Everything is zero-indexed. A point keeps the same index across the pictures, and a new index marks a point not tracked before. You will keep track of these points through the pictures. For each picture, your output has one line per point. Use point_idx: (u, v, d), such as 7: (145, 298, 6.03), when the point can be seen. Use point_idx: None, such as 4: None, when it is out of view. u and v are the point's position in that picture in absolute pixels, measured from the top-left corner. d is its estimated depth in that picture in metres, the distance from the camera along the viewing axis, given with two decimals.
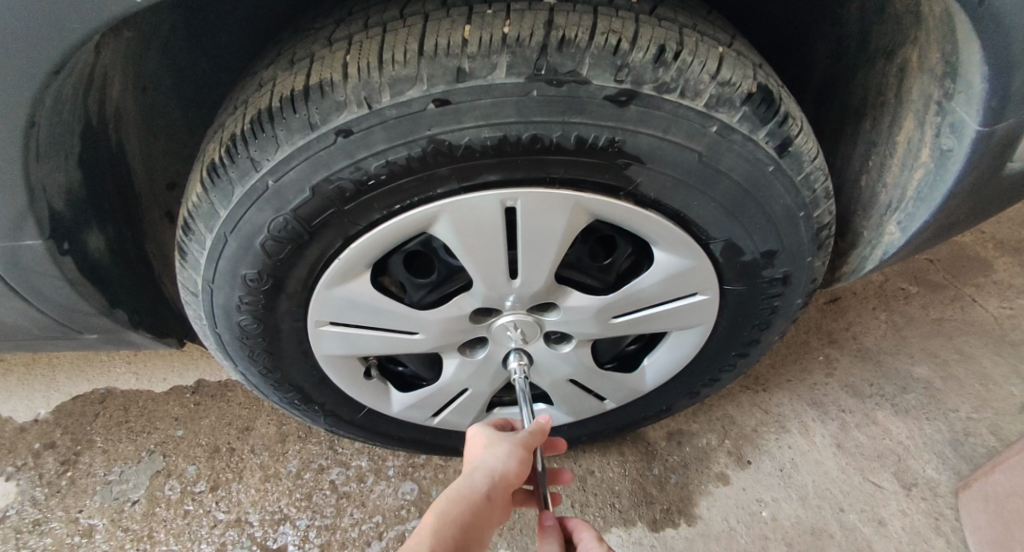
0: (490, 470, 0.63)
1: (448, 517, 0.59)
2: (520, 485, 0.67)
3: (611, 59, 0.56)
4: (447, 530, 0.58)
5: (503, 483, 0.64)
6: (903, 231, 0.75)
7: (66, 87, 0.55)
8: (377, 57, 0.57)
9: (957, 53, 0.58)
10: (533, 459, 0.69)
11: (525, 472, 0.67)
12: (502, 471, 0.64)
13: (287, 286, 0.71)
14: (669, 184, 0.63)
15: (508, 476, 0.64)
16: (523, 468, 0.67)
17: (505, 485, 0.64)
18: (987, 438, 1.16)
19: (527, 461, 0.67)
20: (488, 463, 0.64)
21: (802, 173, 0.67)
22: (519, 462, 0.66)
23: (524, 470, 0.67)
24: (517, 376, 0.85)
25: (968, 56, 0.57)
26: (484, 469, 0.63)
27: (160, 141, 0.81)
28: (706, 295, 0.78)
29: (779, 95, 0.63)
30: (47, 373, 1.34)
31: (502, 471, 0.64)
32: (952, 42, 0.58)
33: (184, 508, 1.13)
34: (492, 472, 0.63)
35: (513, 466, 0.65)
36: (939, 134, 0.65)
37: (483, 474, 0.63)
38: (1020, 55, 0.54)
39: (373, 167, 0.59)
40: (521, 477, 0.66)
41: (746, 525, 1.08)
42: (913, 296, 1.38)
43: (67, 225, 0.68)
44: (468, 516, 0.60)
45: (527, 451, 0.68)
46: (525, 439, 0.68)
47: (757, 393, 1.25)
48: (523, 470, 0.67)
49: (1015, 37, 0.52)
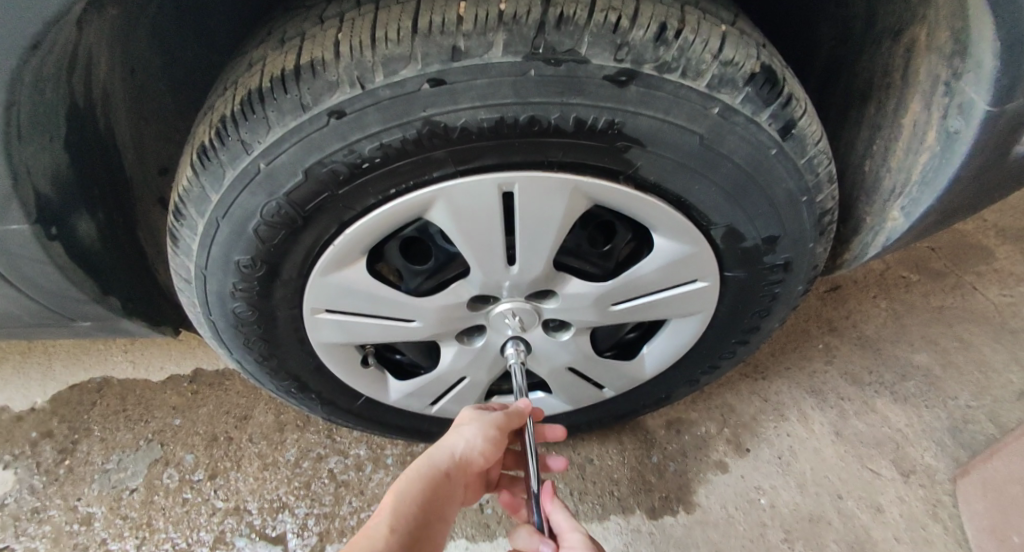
0: (449, 449, 0.66)
1: (406, 494, 0.61)
2: (486, 465, 0.69)
3: (611, 37, 0.54)
4: (406, 506, 0.60)
5: (463, 460, 0.66)
6: (906, 216, 0.74)
7: (47, 65, 0.54)
8: (370, 35, 0.55)
9: (966, 30, 0.57)
10: (503, 440, 0.71)
11: (489, 451, 0.69)
12: (461, 450, 0.67)
13: (282, 273, 0.70)
14: (669, 167, 0.62)
15: (469, 454, 0.67)
16: (489, 447, 0.69)
17: (464, 462, 0.66)
18: (986, 426, 1.16)
19: (494, 440, 0.69)
20: (449, 443, 0.67)
21: (806, 156, 0.66)
22: (485, 443, 0.68)
23: (490, 450, 0.69)
24: (515, 364, 0.84)
25: (977, 34, 0.56)
26: (445, 449, 0.66)
27: (151, 126, 0.79)
28: (706, 282, 0.77)
29: (782, 76, 0.62)
30: (43, 362, 1.33)
31: (461, 450, 0.67)
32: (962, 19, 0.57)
33: (183, 496, 1.12)
34: (452, 450, 0.66)
35: (476, 445, 0.68)
36: (946, 115, 0.64)
37: (443, 452, 0.66)
38: None
39: (367, 150, 0.58)
40: (487, 457, 0.68)
41: (745, 512, 1.08)
42: (913, 284, 1.37)
43: (55, 210, 0.67)
44: (427, 491, 0.62)
45: (497, 432, 0.69)
46: (498, 420, 0.70)
47: (757, 381, 1.25)
48: (490, 449, 0.69)
49: None
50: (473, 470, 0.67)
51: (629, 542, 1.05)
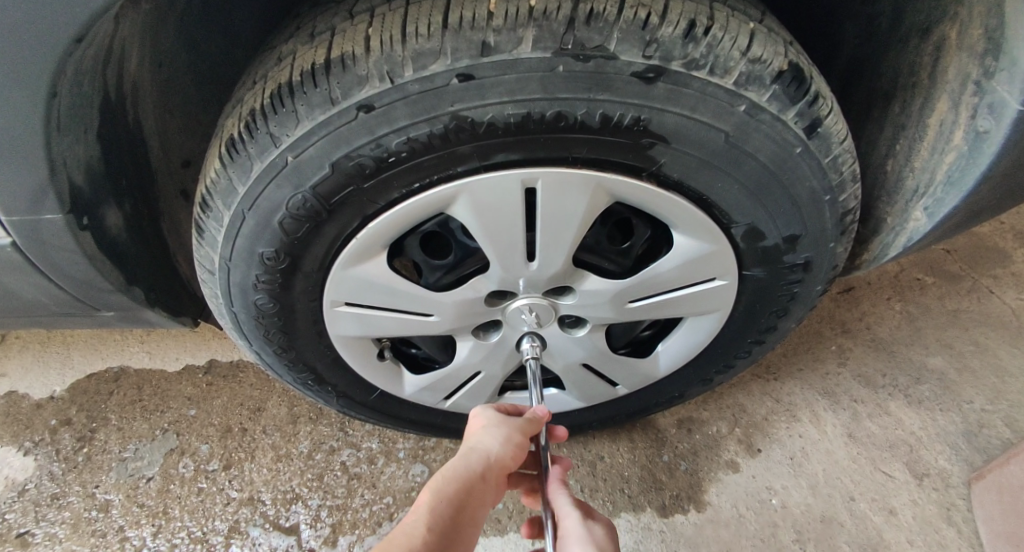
0: (484, 452, 0.65)
1: (443, 497, 0.61)
2: (514, 469, 0.69)
3: (640, 33, 0.54)
4: (443, 508, 0.60)
5: (498, 463, 0.65)
6: (929, 217, 0.73)
7: (87, 58, 0.55)
8: (400, 30, 0.56)
9: (1001, 27, 0.57)
10: (529, 442, 0.71)
11: (520, 454, 0.69)
12: (498, 453, 0.66)
13: (304, 265, 0.71)
14: (692, 165, 0.62)
15: (504, 458, 0.66)
16: (519, 451, 0.69)
17: (499, 467, 0.65)
18: (1002, 430, 1.15)
19: (524, 444, 0.69)
20: (484, 445, 0.66)
21: (830, 155, 0.66)
22: (514, 447, 0.68)
23: (520, 453, 0.69)
24: (529, 359, 0.85)
25: (1013, 31, 0.56)
26: (481, 451, 0.65)
27: (176, 120, 0.80)
28: (724, 281, 0.77)
29: (810, 75, 0.62)
30: (62, 351, 1.35)
31: (497, 453, 0.66)
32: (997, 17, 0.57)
33: (198, 486, 1.14)
34: (488, 453, 0.65)
35: (510, 449, 0.67)
36: (975, 115, 0.63)
37: (479, 455, 0.64)
38: None
39: (394, 144, 0.59)
40: (517, 459, 0.69)
41: (756, 512, 1.08)
42: (928, 287, 1.37)
43: (86, 201, 0.68)
44: (462, 493, 0.62)
45: (523, 436, 0.70)
46: (521, 425, 0.70)
47: (769, 381, 1.24)
48: (519, 452, 0.69)
49: None
50: (504, 474, 0.67)
51: (639, 540, 1.05)
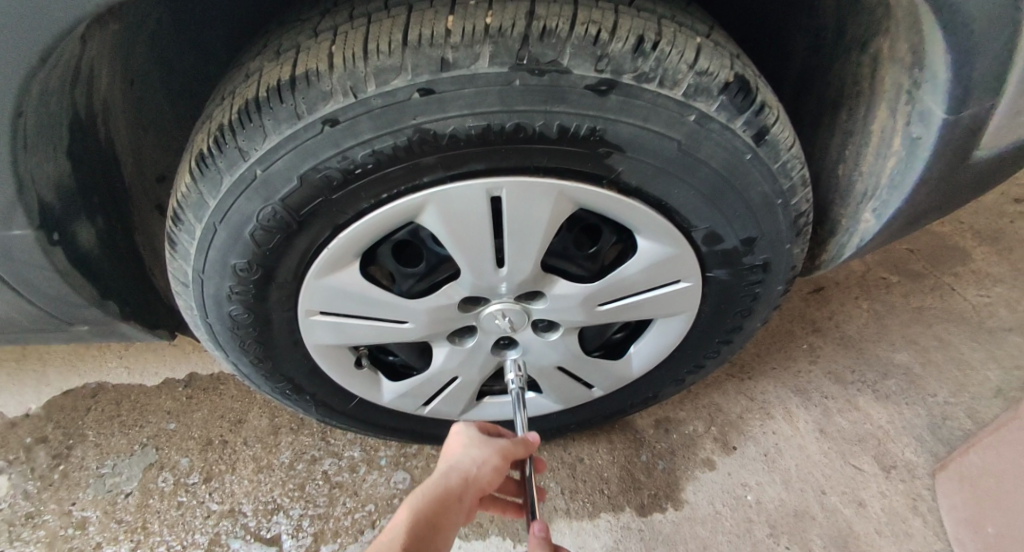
0: (461, 473, 0.69)
1: (416, 517, 0.64)
2: (493, 489, 0.72)
3: (591, 48, 0.57)
4: (417, 527, 0.64)
5: (474, 486, 0.69)
6: (877, 218, 0.77)
7: (52, 78, 0.57)
8: (362, 47, 0.58)
9: (922, 46, 0.60)
10: (511, 464, 0.73)
11: (498, 476, 0.72)
12: (475, 475, 0.69)
13: (277, 276, 0.72)
14: (649, 172, 0.65)
15: (481, 481, 0.69)
16: (497, 473, 0.72)
17: (475, 489, 0.69)
18: (964, 422, 1.19)
19: (502, 465, 0.72)
20: (462, 465, 0.70)
21: (779, 161, 0.69)
22: (493, 468, 0.71)
23: (498, 476, 0.72)
24: (512, 384, 0.90)
25: (931, 48, 0.59)
26: (458, 472, 0.69)
27: (149, 135, 0.81)
28: (689, 283, 0.80)
29: (756, 85, 0.65)
30: (38, 368, 1.34)
31: (475, 475, 0.69)
32: (917, 35, 0.59)
33: (177, 499, 1.14)
34: (466, 474, 0.69)
35: (488, 471, 0.70)
36: (909, 122, 0.67)
37: (457, 477, 0.68)
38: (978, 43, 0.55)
39: (360, 157, 0.60)
40: (495, 481, 0.71)
41: (731, 509, 1.10)
42: (893, 285, 1.41)
43: (57, 216, 0.68)
44: (436, 511, 0.65)
45: (504, 458, 0.72)
46: (503, 446, 0.73)
47: (743, 381, 1.28)
48: (498, 474, 0.71)
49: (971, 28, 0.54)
50: (482, 494, 0.70)
51: (619, 539, 1.07)
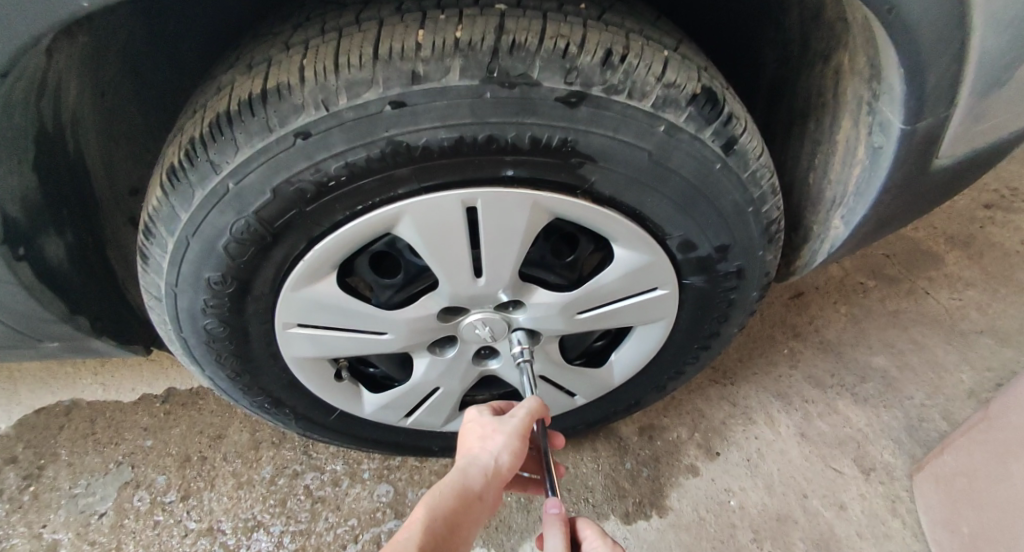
0: (480, 468, 0.68)
1: (436, 515, 0.64)
2: (514, 476, 0.72)
3: (560, 62, 0.58)
4: (437, 526, 0.64)
5: (494, 479, 0.69)
6: (846, 225, 0.79)
7: (16, 91, 0.56)
8: (333, 61, 0.58)
9: (877, 61, 0.61)
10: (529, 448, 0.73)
11: (518, 464, 0.71)
12: (494, 468, 0.69)
13: (253, 289, 0.72)
14: (621, 182, 0.66)
15: (501, 472, 0.69)
16: (516, 460, 0.71)
17: (496, 482, 0.69)
18: (940, 423, 1.21)
19: (522, 453, 0.71)
20: (481, 459, 0.69)
21: (748, 170, 0.70)
22: (513, 457, 0.70)
23: (518, 464, 0.71)
24: (519, 356, 0.84)
25: (886, 63, 0.60)
26: (477, 467, 0.68)
27: (121, 147, 0.80)
28: (665, 290, 0.80)
29: (723, 96, 0.66)
30: (8, 387, 1.31)
31: (495, 468, 0.69)
32: (872, 51, 0.61)
33: (154, 519, 1.12)
34: (487, 469, 0.68)
35: (507, 461, 0.70)
36: (870, 133, 0.69)
37: (476, 471, 0.68)
38: (931, 59, 0.57)
39: (333, 169, 0.61)
40: (516, 468, 0.71)
41: (714, 514, 1.11)
42: (870, 290, 1.43)
43: (23, 231, 0.68)
44: (457, 509, 0.66)
45: (523, 445, 0.72)
46: (522, 432, 0.72)
47: (726, 386, 1.28)
48: (518, 462, 0.71)
49: (923, 44, 0.56)
50: (503, 485, 0.70)
51: None
